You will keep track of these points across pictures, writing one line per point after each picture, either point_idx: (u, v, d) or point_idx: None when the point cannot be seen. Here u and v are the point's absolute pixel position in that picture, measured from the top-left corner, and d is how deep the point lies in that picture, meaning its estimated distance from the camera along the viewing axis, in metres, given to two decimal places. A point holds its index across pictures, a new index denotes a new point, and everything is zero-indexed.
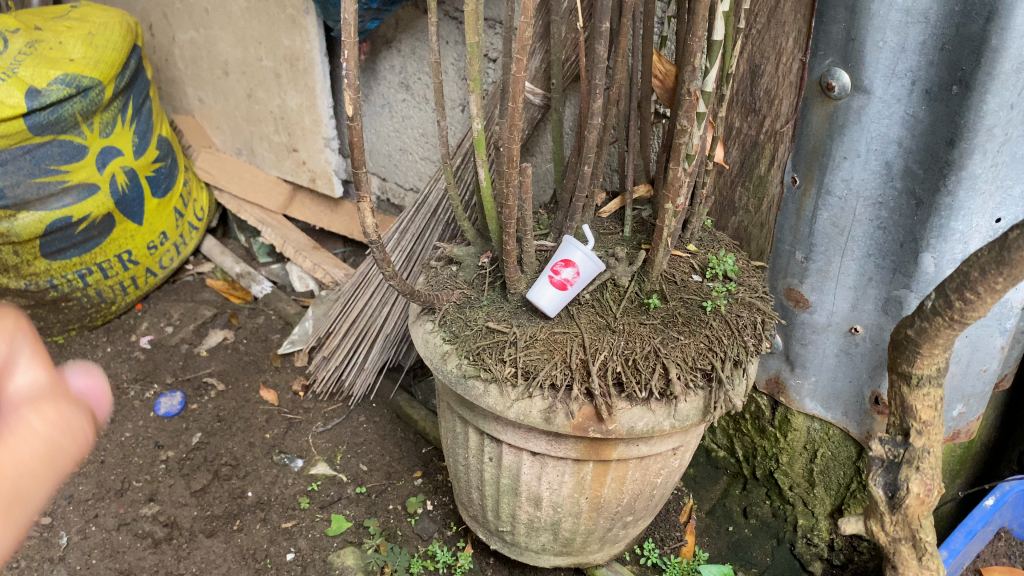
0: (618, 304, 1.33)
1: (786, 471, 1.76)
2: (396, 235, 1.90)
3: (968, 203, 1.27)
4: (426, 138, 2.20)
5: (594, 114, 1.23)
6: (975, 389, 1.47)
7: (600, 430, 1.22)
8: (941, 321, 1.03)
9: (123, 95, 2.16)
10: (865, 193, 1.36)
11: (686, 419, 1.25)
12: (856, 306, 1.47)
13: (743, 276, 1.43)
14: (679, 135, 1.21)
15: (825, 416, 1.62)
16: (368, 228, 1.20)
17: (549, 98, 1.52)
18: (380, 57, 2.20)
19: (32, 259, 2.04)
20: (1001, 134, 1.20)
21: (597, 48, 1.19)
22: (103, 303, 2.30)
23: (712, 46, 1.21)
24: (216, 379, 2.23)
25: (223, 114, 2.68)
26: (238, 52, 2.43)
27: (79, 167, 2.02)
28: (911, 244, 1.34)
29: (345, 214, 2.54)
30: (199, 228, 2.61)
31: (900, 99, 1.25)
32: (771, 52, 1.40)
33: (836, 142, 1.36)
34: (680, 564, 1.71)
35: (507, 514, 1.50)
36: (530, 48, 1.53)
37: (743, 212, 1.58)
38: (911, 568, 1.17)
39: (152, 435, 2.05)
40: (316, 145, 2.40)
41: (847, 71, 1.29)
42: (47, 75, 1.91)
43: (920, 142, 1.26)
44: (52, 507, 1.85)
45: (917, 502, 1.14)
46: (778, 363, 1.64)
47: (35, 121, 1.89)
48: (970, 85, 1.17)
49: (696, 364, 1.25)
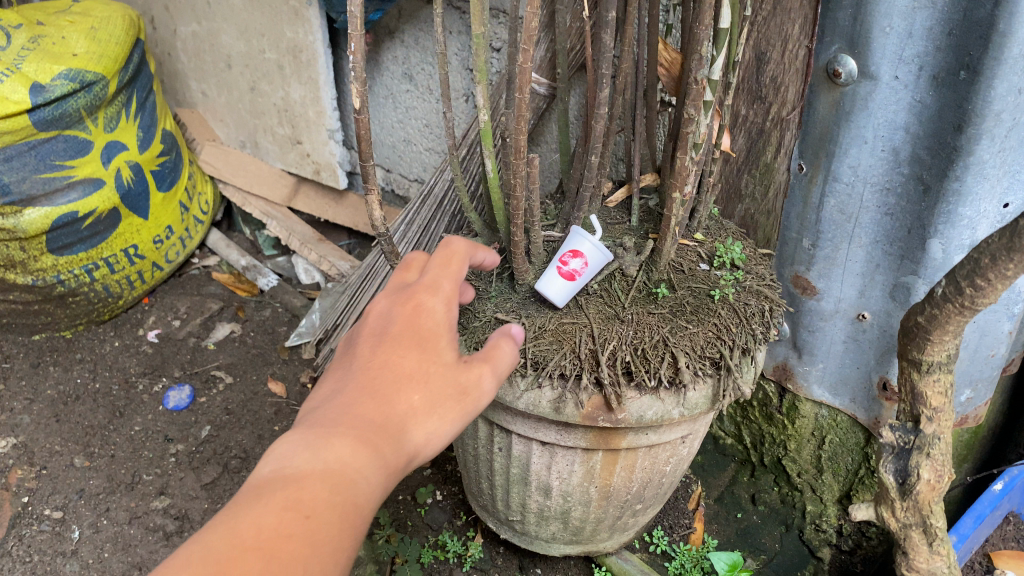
0: (626, 294, 1.34)
1: (794, 458, 1.77)
2: (402, 226, 1.92)
3: (975, 188, 1.27)
4: (430, 128, 2.20)
5: (601, 104, 1.22)
6: (983, 374, 1.47)
7: (609, 419, 1.23)
8: (952, 308, 1.03)
9: (127, 89, 2.16)
10: (873, 180, 1.36)
11: (695, 407, 1.27)
12: (864, 292, 1.47)
13: (750, 264, 1.43)
14: (687, 124, 1.21)
15: (833, 402, 1.63)
16: (376, 220, 1.20)
17: (555, 88, 1.52)
18: (383, 48, 2.19)
19: (38, 255, 2.05)
20: (1009, 119, 1.20)
21: (604, 37, 1.19)
22: (110, 298, 2.31)
23: (718, 34, 1.19)
24: (224, 372, 2.24)
25: (226, 107, 2.67)
26: (241, 45, 2.42)
27: (84, 162, 2.02)
28: (919, 231, 1.34)
29: (350, 206, 2.55)
30: (204, 221, 2.62)
31: (907, 85, 1.25)
32: (777, 39, 1.39)
33: (843, 128, 1.35)
34: (690, 551, 1.71)
35: (517, 504, 1.51)
36: (535, 39, 1.52)
37: (749, 200, 1.58)
38: (922, 554, 1.17)
39: (161, 429, 2.06)
40: (320, 137, 2.40)
41: (854, 57, 1.29)
42: (52, 69, 1.90)
43: (928, 128, 1.26)
44: (63, 501, 1.86)
45: (928, 488, 1.14)
46: (786, 350, 1.65)
47: (39, 116, 1.89)
48: (977, 70, 1.16)
49: (704, 352, 1.26)
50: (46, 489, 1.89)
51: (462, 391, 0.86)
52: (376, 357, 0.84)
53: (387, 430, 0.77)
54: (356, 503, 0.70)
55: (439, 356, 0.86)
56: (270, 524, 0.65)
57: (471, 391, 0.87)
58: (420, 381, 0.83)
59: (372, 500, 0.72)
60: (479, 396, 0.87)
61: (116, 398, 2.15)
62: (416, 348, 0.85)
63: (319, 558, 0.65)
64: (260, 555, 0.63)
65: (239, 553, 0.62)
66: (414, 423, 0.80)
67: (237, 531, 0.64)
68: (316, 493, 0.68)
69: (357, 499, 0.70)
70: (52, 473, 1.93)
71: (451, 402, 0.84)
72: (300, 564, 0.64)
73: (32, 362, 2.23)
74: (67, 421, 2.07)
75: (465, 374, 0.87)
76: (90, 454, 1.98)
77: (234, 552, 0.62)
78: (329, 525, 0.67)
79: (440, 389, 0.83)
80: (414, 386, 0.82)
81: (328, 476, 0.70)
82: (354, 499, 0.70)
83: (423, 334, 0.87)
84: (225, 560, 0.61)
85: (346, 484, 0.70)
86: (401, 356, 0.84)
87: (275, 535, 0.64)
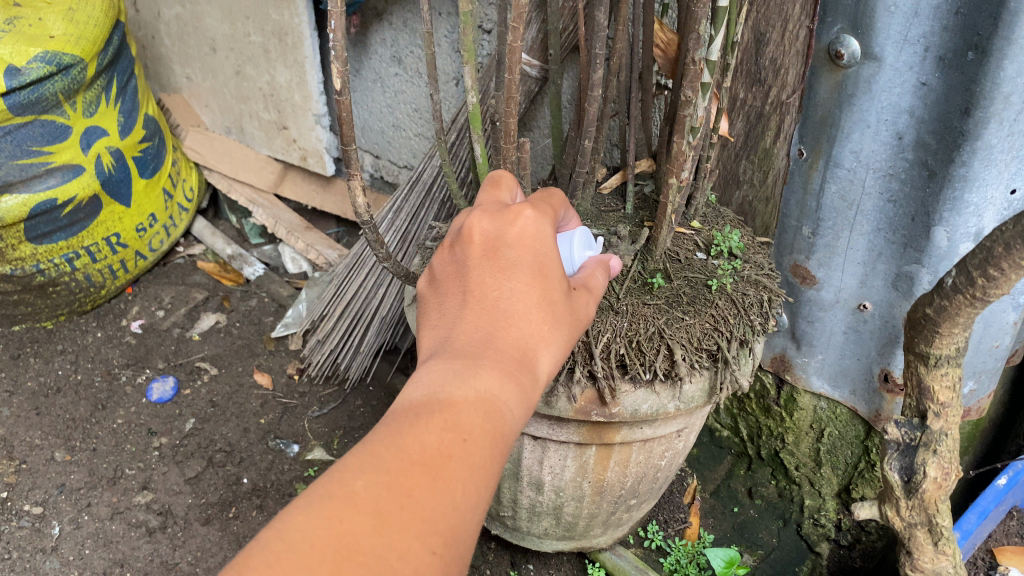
0: (621, 284, 1.28)
1: (792, 451, 1.73)
2: (389, 215, 1.85)
3: (982, 174, 1.22)
4: (419, 113, 2.14)
5: (594, 86, 1.17)
6: (987, 365, 1.43)
7: (603, 413, 1.19)
8: (962, 300, 0.98)
9: (107, 73, 2.10)
10: (875, 165, 1.32)
11: (692, 401, 1.22)
12: (865, 282, 1.43)
13: (748, 253, 1.39)
14: (683, 107, 1.16)
15: (833, 394, 1.59)
16: (360, 208, 1.15)
17: (547, 69, 1.47)
18: (371, 30, 2.13)
19: (16, 244, 1.99)
20: (1018, 102, 1.15)
21: (597, 16, 1.14)
22: (92, 288, 2.25)
23: (717, 13, 1.13)
24: (209, 363, 2.19)
25: (211, 92, 2.61)
26: (225, 28, 2.36)
27: (63, 148, 1.96)
28: (923, 218, 1.30)
29: (338, 192, 2.49)
30: (189, 208, 2.56)
31: (912, 67, 1.20)
32: (777, 19, 1.34)
33: (845, 112, 1.30)
34: (685, 546, 1.67)
35: (508, 500, 1.47)
36: (526, 19, 1.47)
37: (747, 186, 1.53)
38: (926, 554, 1.13)
39: (144, 422, 2.01)
40: (307, 122, 2.35)
41: (856, 37, 1.24)
42: (27, 52, 1.84)
43: (933, 112, 1.21)
44: (43, 496, 1.81)
45: (934, 486, 1.09)
46: (785, 341, 1.61)
47: (15, 100, 1.83)
48: (986, 50, 1.12)
49: (701, 344, 1.21)
50: (25, 484, 1.84)
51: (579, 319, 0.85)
52: (497, 276, 0.82)
53: (524, 358, 0.77)
54: (503, 431, 0.71)
55: (561, 282, 0.84)
56: (432, 449, 0.66)
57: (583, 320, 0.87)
58: (550, 307, 0.81)
59: (514, 427, 0.73)
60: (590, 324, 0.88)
61: (98, 391, 2.10)
62: (543, 270, 0.83)
63: (476, 483, 0.67)
64: (426, 473, 0.65)
65: (405, 470, 0.64)
66: (543, 352, 0.79)
67: (402, 451, 0.66)
68: (473, 420, 0.69)
69: (504, 427, 0.72)
70: (31, 467, 1.88)
71: (569, 330, 0.84)
72: (461, 485, 0.66)
73: (13, 353, 2.18)
74: (48, 414, 2.02)
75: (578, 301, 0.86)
76: (71, 448, 1.93)
77: (403, 468, 0.64)
78: (482, 451, 0.69)
79: (562, 318, 0.83)
80: (543, 311, 0.80)
81: (480, 405, 0.71)
82: (501, 429, 0.71)
83: (546, 255, 0.84)
84: (396, 475, 0.64)
85: (496, 413, 0.71)
86: (530, 277, 0.82)
87: (437, 458, 0.66)
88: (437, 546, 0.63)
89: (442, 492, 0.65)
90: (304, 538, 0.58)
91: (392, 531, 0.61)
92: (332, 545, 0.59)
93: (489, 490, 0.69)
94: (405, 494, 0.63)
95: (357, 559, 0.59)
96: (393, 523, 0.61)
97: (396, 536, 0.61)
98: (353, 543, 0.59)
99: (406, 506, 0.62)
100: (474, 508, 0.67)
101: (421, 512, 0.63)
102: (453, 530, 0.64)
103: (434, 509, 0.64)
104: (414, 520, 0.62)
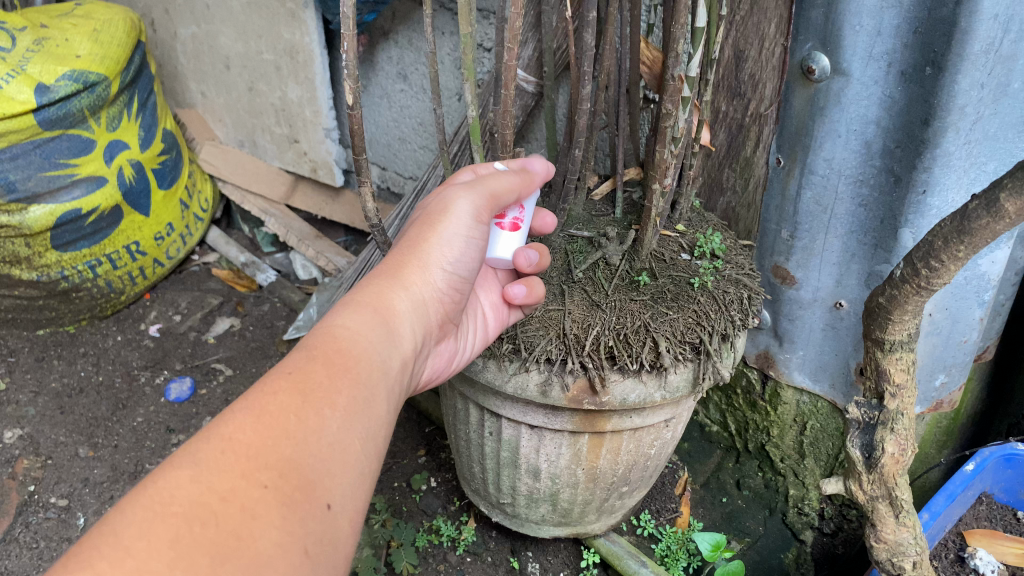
0: (610, 281, 1.38)
1: (777, 444, 1.82)
2: (396, 221, 1.94)
3: (943, 179, 1.32)
4: (424, 127, 2.25)
5: (584, 101, 1.28)
6: (956, 359, 1.52)
7: (594, 402, 1.29)
8: (910, 288, 1.09)
9: (129, 89, 2.22)
10: (847, 171, 1.42)
11: (676, 390, 1.33)
12: (841, 281, 1.53)
13: (730, 254, 1.49)
14: (665, 119, 1.27)
15: (813, 388, 1.68)
16: (369, 212, 1.26)
17: (542, 85, 1.59)
18: (378, 49, 2.25)
19: (43, 251, 2.11)
20: (973, 113, 1.25)
21: (585, 37, 1.25)
22: (113, 293, 2.37)
23: (696, 33, 1.21)
24: (224, 364, 2.30)
25: (225, 107, 2.73)
26: (239, 47, 2.48)
27: (87, 160, 2.08)
28: (890, 220, 1.39)
29: (346, 203, 2.61)
30: (205, 218, 2.68)
31: (878, 80, 1.31)
32: (754, 37, 1.44)
33: (818, 123, 1.41)
34: (676, 533, 1.78)
35: (508, 487, 1.57)
36: (522, 38, 1.57)
37: (731, 193, 1.64)
38: (889, 525, 1.22)
39: (163, 420, 2.12)
40: (317, 136, 2.46)
41: (826, 54, 1.34)
42: (56, 71, 1.96)
43: (898, 122, 1.31)
44: (68, 489, 1.92)
45: (892, 461, 1.19)
46: (768, 338, 1.71)
47: (45, 116, 1.95)
48: (942, 66, 1.21)
49: (684, 337, 1.31)
50: (52, 478, 1.94)
51: (432, 215, 1.02)
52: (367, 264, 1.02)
53: (368, 285, 0.94)
54: (333, 338, 0.83)
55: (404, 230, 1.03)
56: (257, 395, 0.74)
57: (439, 216, 1.02)
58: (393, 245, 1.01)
59: (358, 336, 0.85)
60: (448, 201, 1.02)
61: (119, 391, 2.21)
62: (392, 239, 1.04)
63: (306, 411, 0.74)
64: (251, 415, 0.72)
65: (227, 417, 0.71)
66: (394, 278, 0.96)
67: (225, 411, 0.73)
68: (295, 358, 0.79)
69: (336, 347, 0.82)
70: (57, 463, 1.98)
71: (418, 233, 1.00)
72: (290, 415, 0.73)
73: (36, 356, 2.29)
74: (71, 413, 2.13)
75: (430, 209, 1.04)
76: (94, 444, 2.04)
77: (227, 421, 0.71)
78: (309, 380, 0.77)
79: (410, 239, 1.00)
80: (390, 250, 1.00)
81: (306, 344, 0.82)
82: (334, 349, 0.82)
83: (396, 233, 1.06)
84: (219, 429, 0.70)
85: (324, 337, 0.83)
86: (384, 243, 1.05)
87: (262, 399, 0.74)
88: (269, 480, 0.68)
89: (268, 429, 0.71)
90: (121, 509, 0.62)
91: (213, 477, 0.66)
92: (151, 504, 0.63)
93: (332, 416, 0.76)
94: (227, 440, 0.69)
95: (173, 510, 0.63)
96: (213, 470, 0.67)
97: (215, 480, 0.66)
98: (166, 496, 0.64)
99: (229, 448, 0.69)
100: (311, 436, 0.73)
101: (245, 452, 0.69)
102: (288, 461, 0.70)
103: (259, 447, 0.70)
104: (235, 461, 0.68)
